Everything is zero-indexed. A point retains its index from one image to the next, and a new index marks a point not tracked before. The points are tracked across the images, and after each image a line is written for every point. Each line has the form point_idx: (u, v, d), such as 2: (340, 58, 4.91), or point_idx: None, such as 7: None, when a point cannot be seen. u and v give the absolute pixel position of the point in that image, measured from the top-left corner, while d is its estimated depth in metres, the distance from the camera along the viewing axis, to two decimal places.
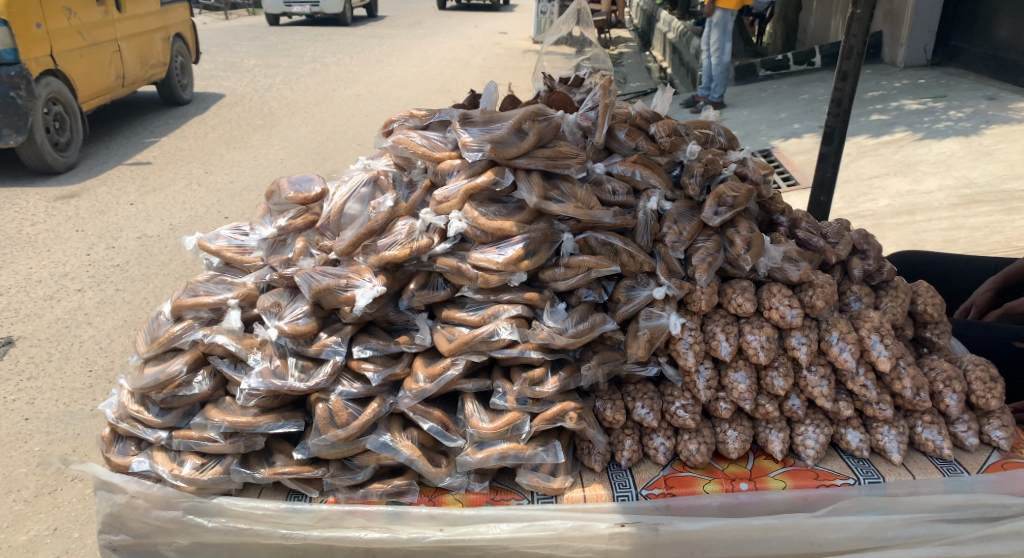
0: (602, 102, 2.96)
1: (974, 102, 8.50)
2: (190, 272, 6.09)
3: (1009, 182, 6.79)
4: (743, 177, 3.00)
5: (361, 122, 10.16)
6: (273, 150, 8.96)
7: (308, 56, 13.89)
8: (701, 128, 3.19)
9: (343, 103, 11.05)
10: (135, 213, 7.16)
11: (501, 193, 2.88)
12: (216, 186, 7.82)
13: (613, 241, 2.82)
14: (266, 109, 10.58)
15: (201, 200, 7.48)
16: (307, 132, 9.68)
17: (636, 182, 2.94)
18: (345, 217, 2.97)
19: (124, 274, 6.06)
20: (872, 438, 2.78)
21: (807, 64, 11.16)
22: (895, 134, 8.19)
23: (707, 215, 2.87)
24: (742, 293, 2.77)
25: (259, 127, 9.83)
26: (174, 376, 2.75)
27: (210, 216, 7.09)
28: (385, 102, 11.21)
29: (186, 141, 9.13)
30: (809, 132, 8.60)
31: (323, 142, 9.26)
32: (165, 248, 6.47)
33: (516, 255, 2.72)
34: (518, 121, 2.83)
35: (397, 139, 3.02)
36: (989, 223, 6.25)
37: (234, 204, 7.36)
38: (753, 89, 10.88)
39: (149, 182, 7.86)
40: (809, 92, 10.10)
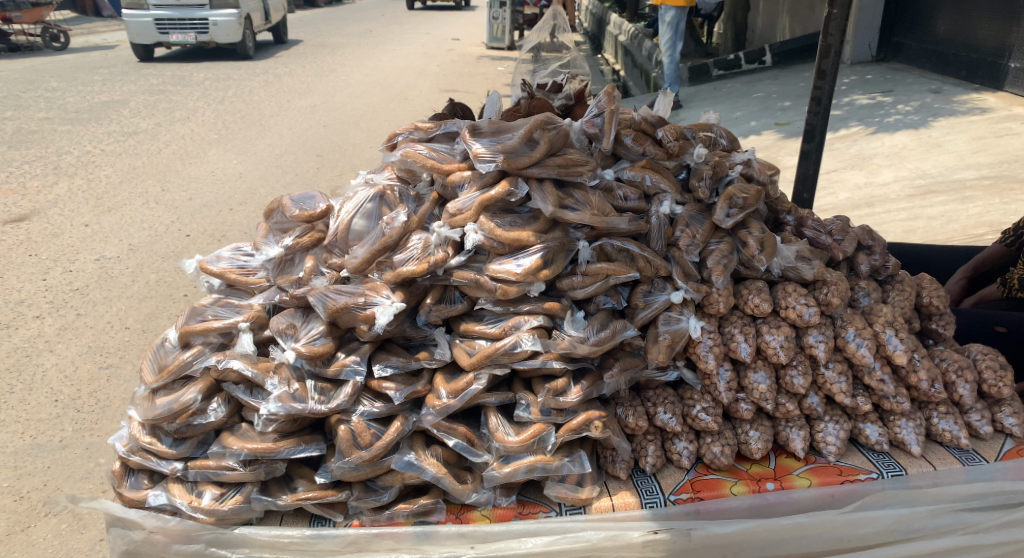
0: (608, 108, 2.97)
1: (921, 96, 8.73)
2: (157, 293, 5.95)
3: (961, 171, 6.99)
4: (749, 178, 3.04)
5: (317, 134, 10.01)
6: (230, 166, 8.80)
7: (258, 68, 13.67)
8: (702, 130, 3.20)
9: (298, 115, 10.89)
10: (91, 234, 6.95)
11: (514, 203, 2.85)
12: (174, 204, 7.64)
13: (629, 247, 2.82)
14: (219, 124, 10.36)
15: (161, 219, 7.31)
16: (264, 146, 9.51)
17: (646, 188, 2.94)
18: (353, 234, 2.95)
19: (84, 298, 5.88)
20: (890, 431, 2.82)
21: (757, 63, 11.35)
22: (849, 128, 8.37)
23: (720, 217, 2.89)
24: (758, 293, 2.80)
25: (214, 142, 9.63)
26: (189, 405, 2.66)
27: (170, 235, 6.94)
28: (340, 112, 11.10)
29: (140, 158, 8.89)
30: (769, 130, 8.71)
31: (281, 156, 9.11)
32: (126, 270, 6.29)
33: (536, 265, 2.69)
34: (529, 130, 2.82)
35: (404, 153, 2.98)
36: (945, 213, 6.40)
37: (194, 222, 7.21)
38: (708, 89, 11.02)
39: (104, 202, 7.64)
40: (764, 90, 10.25)
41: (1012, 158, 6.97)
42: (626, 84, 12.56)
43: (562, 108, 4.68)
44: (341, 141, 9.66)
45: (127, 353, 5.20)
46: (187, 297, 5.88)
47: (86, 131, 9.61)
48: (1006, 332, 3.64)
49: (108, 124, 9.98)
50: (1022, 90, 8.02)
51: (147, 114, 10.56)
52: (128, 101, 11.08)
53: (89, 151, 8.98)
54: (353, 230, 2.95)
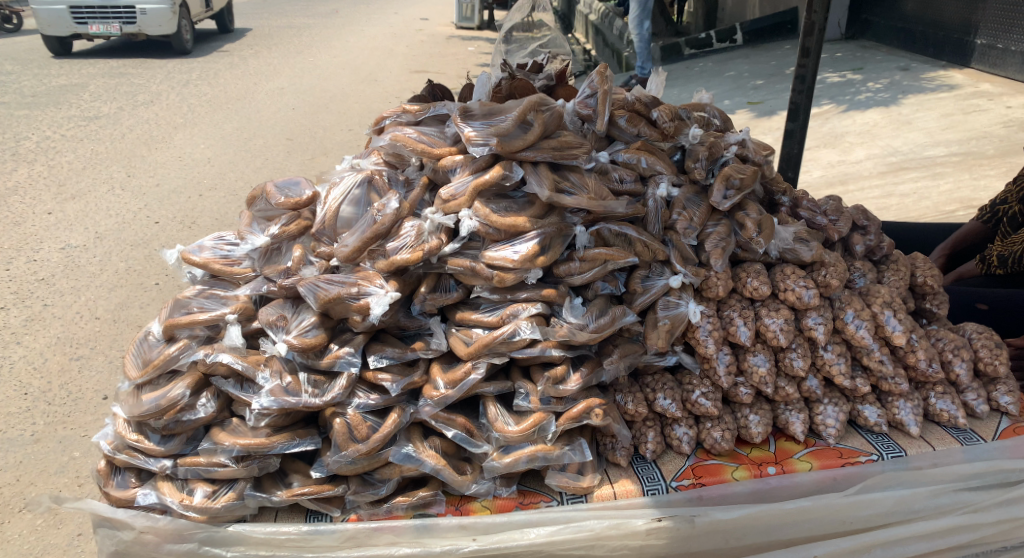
0: (601, 89, 2.90)
1: (890, 74, 8.78)
2: (127, 282, 5.79)
3: (931, 149, 7.04)
4: (744, 159, 3.01)
5: (287, 117, 9.82)
6: (198, 150, 8.60)
7: (223, 50, 13.36)
8: (695, 110, 3.15)
9: (265, 98, 10.68)
10: (55, 222, 6.75)
11: (509, 188, 2.78)
12: (141, 190, 7.46)
13: (627, 231, 2.77)
14: (185, 108, 10.11)
15: (128, 206, 7.11)
16: (231, 129, 9.30)
17: (642, 170, 2.89)
18: (341, 221, 2.89)
19: (50, 288, 5.70)
20: (888, 412, 2.81)
21: (729, 41, 11.32)
22: (821, 106, 8.39)
23: (717, 199, 2.85)
24: (756, 276, 2.77)
25: (179, 126, 9.41)
26: (177, 401, 2.57)
27: (139, 222, 6.77)
28: (309, 95, 10.89)
29: (103, 144, 8.64)
30: (743, 109, 8.69)
31: (250, 140, 8.93)
32: (93, 259, 6.12)
33: (532, 251, 2.64)
34: (523, 112, 2.75)
35: (393, 137, 2.91)
36: (917, 189, 6.44)
37: (162, 208, 7.04)
38: (681, 68, 10.96)
39: (66, 189, 7.42)
40: (736, 69, 10.23)
41: (981, 134, 7.02)
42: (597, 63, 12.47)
43: (544, 88, 4.58)
44: (310, 124, 9.48)
45: (98, 344, 5.06)
46: (158, 285, 5.73)
47: (45, 116, 9.32)
48: (988, 309, 3.65)
49: (68, 109, 9.69)
50: (988, 67, 8.09)
51: (110, 97, 10.27)
52: (88, 85, 10.76)
53: (50, 137, 8.71)
54: (342, 218, 2.89)
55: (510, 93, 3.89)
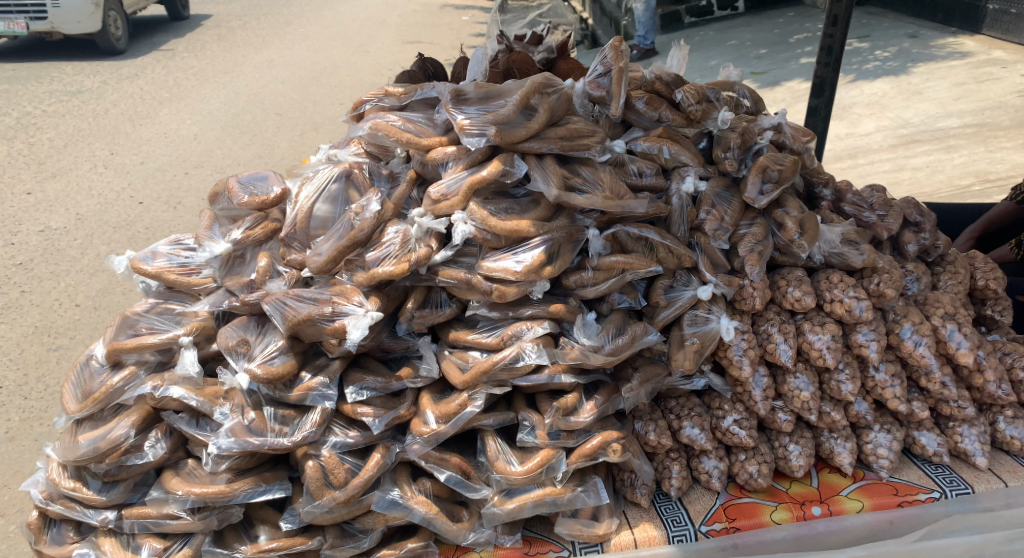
0: (616, 66, 2.48)
1: (898, 41, 8.30)
2: (107, 267, 5.36)
3: (943, 120, 6.56)
4: (781, 146, 2.61)
5: (276, 91, 9.35)
6: (184, 126, 8.14)
7: (211, 19, 12.75)
8: (723, 89, 2.74)
9: (253, 71, 10.17)
10: (34, 203, 6.30)
11: (509, 185, 2.38)
12: (125, 168, 7.01)
13: (648, 234, 2.38)
14: (170, 81, 9.59)
15: (110, 185, 6.67)
16: (218, 105, 8.82)
17: (663, 160, 2.50)
18: (315, 221, 2.50)
19: (27, 274, 5.30)
20: (950, 441, 2.43)
21: (729, 9, 10.67)
22: None
23: (753, 194, 2.47)
24: (798, 286, 2.38)
25: (167, 100, 8.95)
26: (120, 442, 2.17)
27: (122, 203, 6.34)
28: (299, 67, 10.37)
29: (86, 119, 8.15)
30: (748, 78, 8.18)
31: (239, 115, 8.49)
32: (75, 242, 5.71)
33: (538, 261, 2.25)
34: (525, 95, 2.34)
35: (373, 125, 2.48)
36: (930, 161, 5.99)
37: (149, 187, 6.61)
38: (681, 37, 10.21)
39: (47, 167, 6.97)
40: (739, 38, 9.63)
41: (995, 104, 6.59)
42: (594, 32, 11.90)
43: (544, 62, 4.15)
44: (296, 99, 8.98)
45: (78, 334, 4.67)
46: None
47: (24, 88, 8.78)
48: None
49: (48, 81, 9.15)
50: (1000, 33, 7.68)
51: (90, 67, 9.72)
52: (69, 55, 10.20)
53: (30, 111, 8.21)
54: (315, 217, 2.50)
55: (508, 68, 3.48)
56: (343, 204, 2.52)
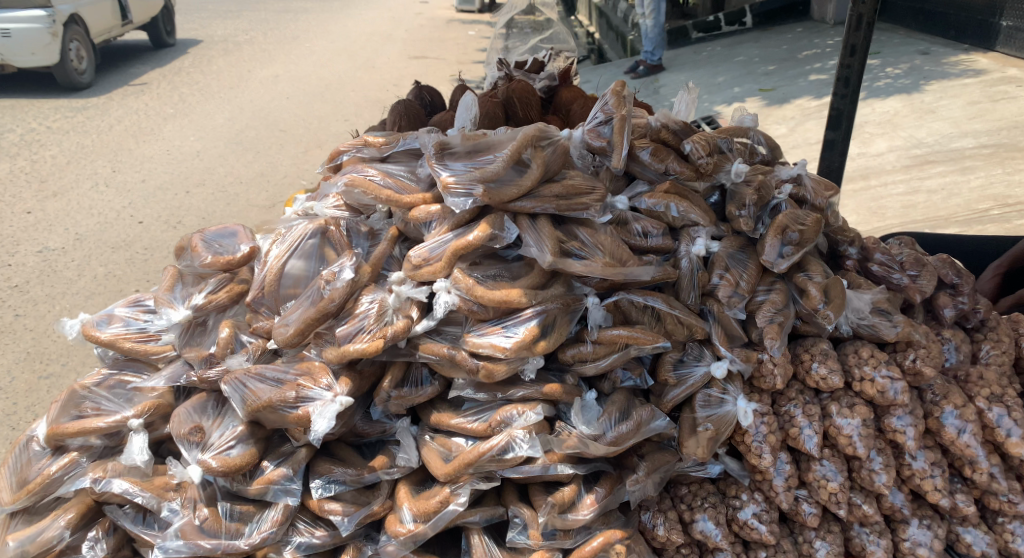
0: (618, 114, 2.28)
1: (909, 58, 7.51)
2: (104, 290, 5.19)
3: (958, 139, 5.91)
4: (801, 200, 2.40)
5: (283, 105, 8.95)
6: (187, 142, 7.77)
7: (217, 34, 12.39)
8: (736, 136, 2.51)
9: (259, 86, 9.66)
10: (33, 222, 6.04)
11: (499, 248, 2.14)
12: (127, 187, 6.70)
13: (654, 304, 2.12)
14: (175, 97, 9.06)
15: (111, 203, 6.40)
16: (222, 121, 8.41)
17: (671, 219, 2.26)
18: (288, 281, 2.27)
19: (23, 297, 5.09)
20: (998, 537, 2.17)
21: (738, 24, 9.19)
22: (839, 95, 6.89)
23: (772, 258, 2.24)
24: (823, 361, 2.13)
25: (171, 116, 8.47)
26: (53, 543, 1.93)
27: (123, 222, 6.10)
28: (304, 82, 9.88)
29: (90, 135, 7.68)
30: (755, 96, 7.16)
31: (242, 131, 8.14)
32: (72, 263, 5.48)
33: (530, 336, 2.00)
34: (517, 149, 2.12)
35: (349, 181, 2.24)
36: (945, 184, 5.44)
37: (149, 206, 6.35)
38: (686, 53, 8.91)
39: (49, 185, 6.65)
40: (746, 52, 8.34)
41: (1014, 123, 5.95)
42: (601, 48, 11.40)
43: (545, 90, 3.88)
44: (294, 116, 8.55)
45: (71, 360, 4.50)
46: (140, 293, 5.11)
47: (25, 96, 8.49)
48: None
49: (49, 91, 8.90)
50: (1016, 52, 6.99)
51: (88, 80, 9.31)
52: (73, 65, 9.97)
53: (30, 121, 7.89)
54: (287, 277, 2.26)
55: (507, 99, 3.28)
56: (320, 264, 2.28)
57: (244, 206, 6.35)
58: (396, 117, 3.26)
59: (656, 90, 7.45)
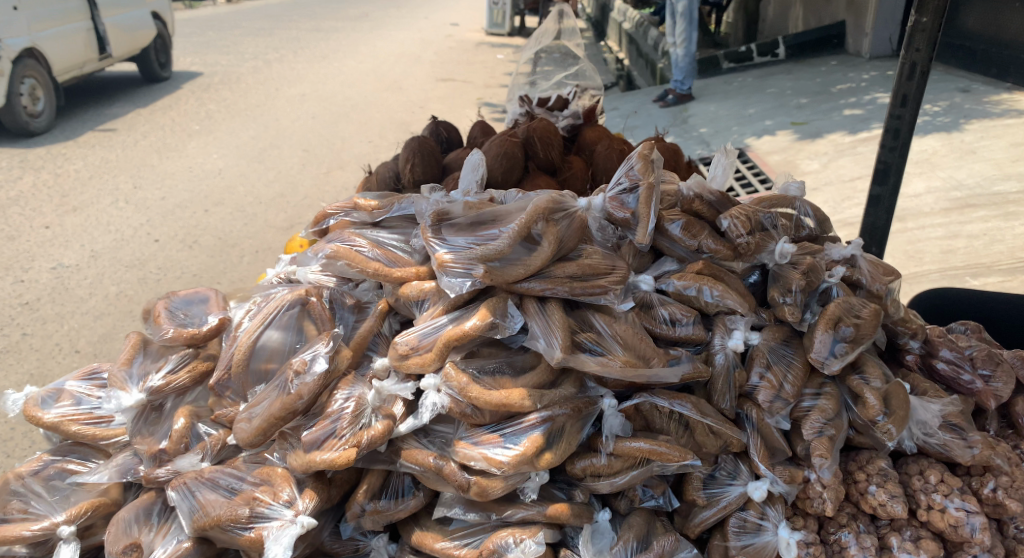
0: (644, 183, 2.00)
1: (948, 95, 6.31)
2: (114, 309, 4.54)
3: (1000, 182, 4.83)
4: (854, 285, 2.10)
5: (310, 123, 7.33)
6: (212, 162, 6.49)
7: (254, 51, 10.98)
8: (779, 206, 2.23)
9: (288, 103, 7.88)
10: (50, 238, 5.24)
11: (506, 338, 1.82)
12: (146, 206, 5.71)
13: (682, 409, 1.80)
14: (203, 112, 7.66)
15: (128, 221, 5.50)
16: (247, 139, 6.98)
17: (703, 304, 1.95)
18: (259, 356, 1.95)
19: (32, 316, 4.48)
20: None
21: (770, 55, 8.08)
22: (874, 129, 5.85)
23: (821, 358, 1.92)
24: (883, 484, 1.83)
25: (196, 133, 7.13)
26: None
27: (138, 241, 5.25)
28: (331, 101, 7.92)
29: (115, 151, 6.55)
30: (785, 130, 6.22)
31: (267, 150, 6.73)
32: (86, 280, 4.81)
33: (534, 447, 1.68)
34: (527, 223, 1.82)
35: (334, 252, 1.94)
36: (988, 229, 4.43)
37: (167, 225, 5.45)
38: (716, 84, 7.86)
39: (69, 200, 5.72)
40: (779, 85, 7.32)
41: None
42: (630, 75, 10.88)
43: (568, 129, 3.54)
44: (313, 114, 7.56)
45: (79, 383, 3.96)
46: None
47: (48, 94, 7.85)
48: None
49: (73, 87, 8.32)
50: None
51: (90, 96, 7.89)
52: None
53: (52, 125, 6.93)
54: (258, 352, 1.94)
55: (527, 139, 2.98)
56: (298, 339, 1.96)
57: (260, 227, 5.43)
58: (409, 153, 2.94)
59: (684, 120, 6.83)
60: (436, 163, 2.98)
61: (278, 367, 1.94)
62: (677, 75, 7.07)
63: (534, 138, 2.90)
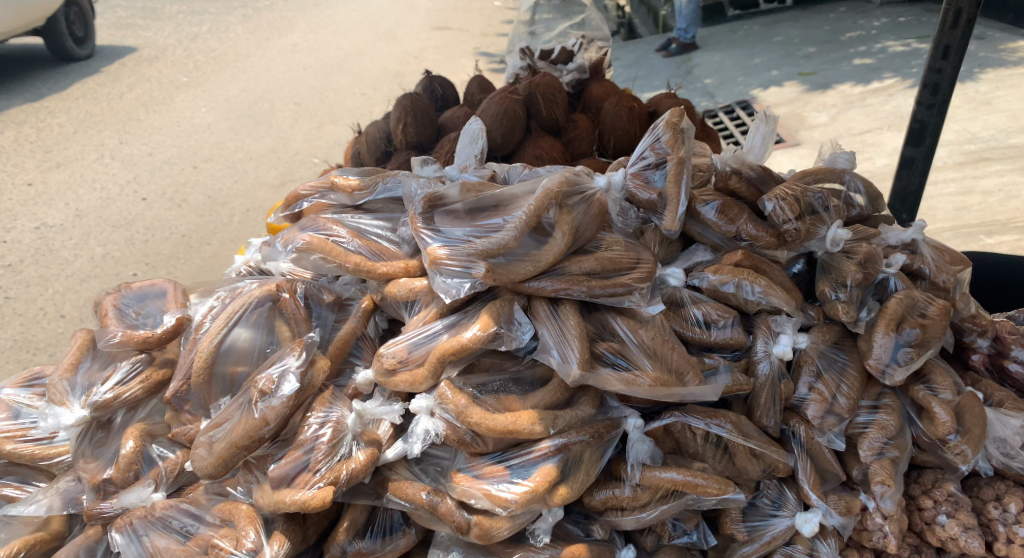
0: (674, 159, 1.69)
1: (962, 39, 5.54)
2: (100, 271, 4.28)
3: (1016, 136, 4.31)
4: (915, 274, 1.80)
5: (302, 76, 6.65)
6: (201, 115, 5.90)
7: None
8: (824, 182, 1.92)
9: (279, 55, 7.12)
10: (33, 196, 4.90)
11: (517, 350, 1.52)
12: (132, 161, 5.28)
13: (720, 430, 1.52)
14: (189, 64, 6.80)
15: (115, 177, 5.10)
16: (236, 92, 6.30)
17: (744, 300, 1.65)
18: (225, 361, 1.63)
19: (14, 279, 4.23)
20: None
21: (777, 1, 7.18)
22: (883, 79, 5.46)
23: (881, 364, 1.63)
24: (954, 515, 1.57)
25: (184, 86, 6.39)
26: None
27: (124, 199, 4.88)
28: (324, 51, 7.29)
29: (99, 105, 5.97)
30: (791, 81, 5.71)
31: (255, 103, 6.13)
32: (71, 240, 4.52)
33: (546, 480, 1.40)
34: (536, 210, 1.52)
35: (308, 243, 1.64)
36: (1003, 184, 3.96)
37: (155, 181, 5.06)
38: (720, 32, 6.99)
39: (53, 154, 5.32)
40: (785, 33, 6.63)
41: None
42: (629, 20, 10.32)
43: (574, 84, 3.18)
44: (306, 64, 6.93)
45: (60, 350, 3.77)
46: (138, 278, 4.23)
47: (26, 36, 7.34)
48: None
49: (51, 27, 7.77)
50: None
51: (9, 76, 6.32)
52: None
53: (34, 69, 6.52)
54: (223, 357, 1.63)
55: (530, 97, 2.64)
56: (269, 342, 1.66)
57: (251, 185, 5.02)
58: (401, 112, 2.62)
59: (687, 70, 6.26)
60: (430, 123, 2.65)
61: (246, 374, 1.64)
62: (681, 23, 6.38)
63: (538, 96, 2.58)
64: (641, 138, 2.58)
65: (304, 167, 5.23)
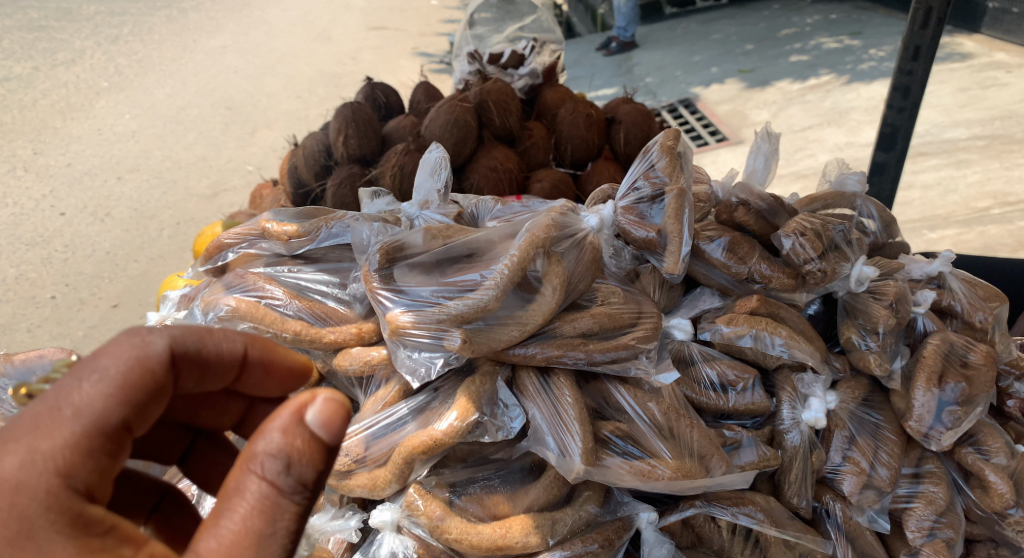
0: (675, 191, 1.43)
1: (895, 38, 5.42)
2: (14, 295, 3.85)
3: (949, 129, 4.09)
4: (945, 312, 1.58)
5: (231, 80, 6.21)
6: (123, 121, 5.40)
7: None
8: (833, 207, 1.68)
9: (206, 59, 6.61)
10: None
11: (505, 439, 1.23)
12: (45, 173, 4.73)
13: (748, 519, 1.25)
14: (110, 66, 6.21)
15: (27, 191, 4.55)
16: (162, 97, 5.81)
17: (767, 355, 1.38)
18: None
19: None
20: None
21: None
22: (820, 76, 5.33)
23: (926, 427, 1.39)
24: None
25: (106, 90, 5.84)
26: None
27: (39, 214, 4.39)
28: (255, 54, 6.85)
29: (8, 111, 5.28)
30: (732, 78, 5.49)
31: (184, 108, 5.67)
32: None
33: None
34: (521, 262, 1.23)
35: (237, 308, 1.33)
36: (940, 179, 3.76)
37: (72, 195, 4.56)
38: (658, 30, 6.77)
39: None
40: (723, 29, 6.47)
41: (1006, 114, 4.11)
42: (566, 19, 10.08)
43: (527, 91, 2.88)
44: (235, 68, 6.46)
45: None
46: (57, 301, 3.85)
47: None
48: None
49: None
50: (1001, 35, 4.80)
51: None
52: None
53: None
54: None
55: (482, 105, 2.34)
56: None
57: (181, 197, 4.60)
58: (341, 122, 2.31)
59: (628, 68, 6.04)
60: (374, 134, 2.35)
61: None
62: (620, 21, 6.14)
63: (489, 101, 2.30)
64: (601, 149, 2.34)
65: (238, 175, 4.85)
